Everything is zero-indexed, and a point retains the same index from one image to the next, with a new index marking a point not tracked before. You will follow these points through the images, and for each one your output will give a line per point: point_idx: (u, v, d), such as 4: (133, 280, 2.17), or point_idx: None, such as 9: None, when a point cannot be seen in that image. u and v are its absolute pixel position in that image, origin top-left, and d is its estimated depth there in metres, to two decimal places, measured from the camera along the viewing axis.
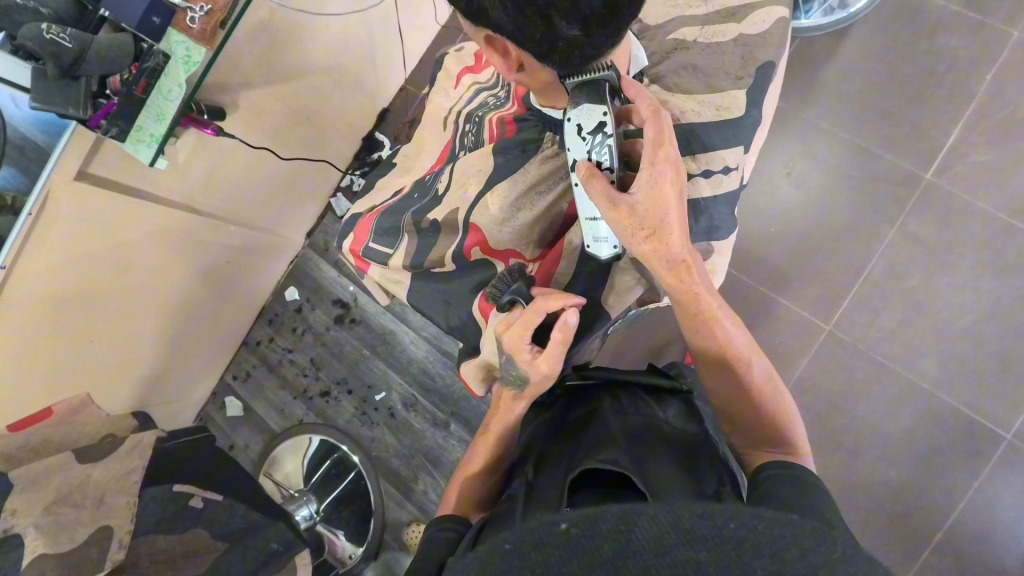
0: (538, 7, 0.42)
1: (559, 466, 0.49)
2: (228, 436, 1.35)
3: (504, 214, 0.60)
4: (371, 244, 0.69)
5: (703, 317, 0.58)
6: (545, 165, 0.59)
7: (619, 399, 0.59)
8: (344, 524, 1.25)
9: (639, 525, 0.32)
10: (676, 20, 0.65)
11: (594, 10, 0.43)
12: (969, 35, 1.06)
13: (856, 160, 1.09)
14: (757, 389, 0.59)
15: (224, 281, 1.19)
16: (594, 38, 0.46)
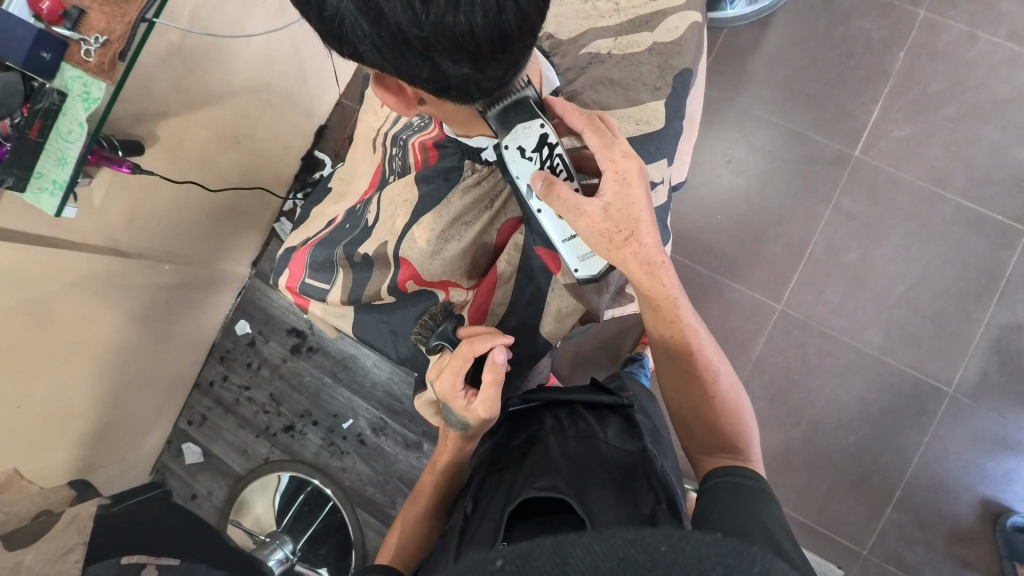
0: (418, 48, 0.40)
1: (497, 497, 0.49)
2: (188, 486, 1.27)
3: (433, 247, 0.57)
4: (308, 280, 0.66)
5: (676, 322, 0.59)
6: (467, 196, 0.57)
7: (561, 418, 0.59)
8: (324, 560, 1.19)
9: (573, 556, 0.29)
10: (589, 33, 0.65)
11: (481, 46, 0.40)
12: (879, 17, 1.12)
13: (792, 143, 1.13)
14: (715, 395, 0.61)
15: (162, 322, 1.11)
16: (487, 72, 0.43)
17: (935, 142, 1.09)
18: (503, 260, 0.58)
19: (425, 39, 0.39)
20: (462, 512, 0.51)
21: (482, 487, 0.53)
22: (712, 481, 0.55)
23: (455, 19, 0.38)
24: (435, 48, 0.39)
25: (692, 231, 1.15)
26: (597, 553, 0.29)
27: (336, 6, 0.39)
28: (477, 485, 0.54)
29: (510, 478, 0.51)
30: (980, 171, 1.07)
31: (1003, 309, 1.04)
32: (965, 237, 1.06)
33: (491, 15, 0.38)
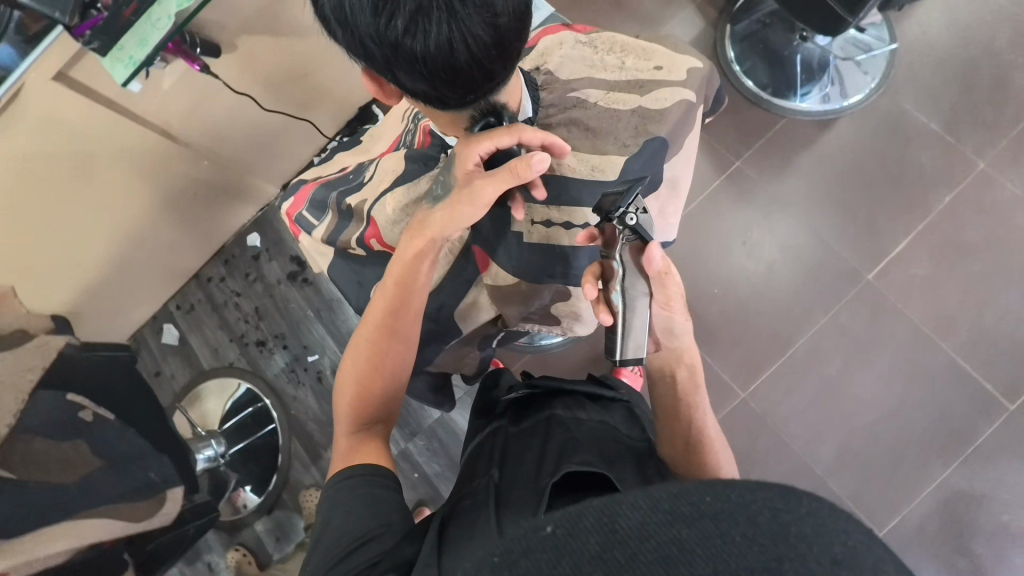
0: (383, 61, 0.48)
1: (528, 473, 0.48)
2: (156, 362, 1.36)
3: (395, 216, 0.64)
4: (303, 212, 0.72)
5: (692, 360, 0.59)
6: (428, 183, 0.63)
7: (570, 405, 0.60)
8: (248, 474, 1.26)
9: (624, 516, 0.28)
10: (584, 81, 0.69)
11: (433, 72, 0.47)
12: (937, 154, 1.13)
13: (814, 244, 1.14)
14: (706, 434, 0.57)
15: (186, 210, 1.20)
16: (441, 92, 0.50)
17: (952, 290, 1.08)
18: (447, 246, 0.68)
19: (386, 56, 0.47)
20: (489, 480, 0.49)
21: (506, 458, 0.53)
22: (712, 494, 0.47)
23: (410, 48, 0.45)
24: (395, 64, 0.47)
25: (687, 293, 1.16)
26: (643, 506, 0.28)
27: (328, 15, 0.47)
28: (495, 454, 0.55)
29: (537, 455, 0.51)
30: (985, 333, 1.05)
31: (961, 474, 1.02)
32: (947, 392, 1.05)
33: (441, 52, 0.45)
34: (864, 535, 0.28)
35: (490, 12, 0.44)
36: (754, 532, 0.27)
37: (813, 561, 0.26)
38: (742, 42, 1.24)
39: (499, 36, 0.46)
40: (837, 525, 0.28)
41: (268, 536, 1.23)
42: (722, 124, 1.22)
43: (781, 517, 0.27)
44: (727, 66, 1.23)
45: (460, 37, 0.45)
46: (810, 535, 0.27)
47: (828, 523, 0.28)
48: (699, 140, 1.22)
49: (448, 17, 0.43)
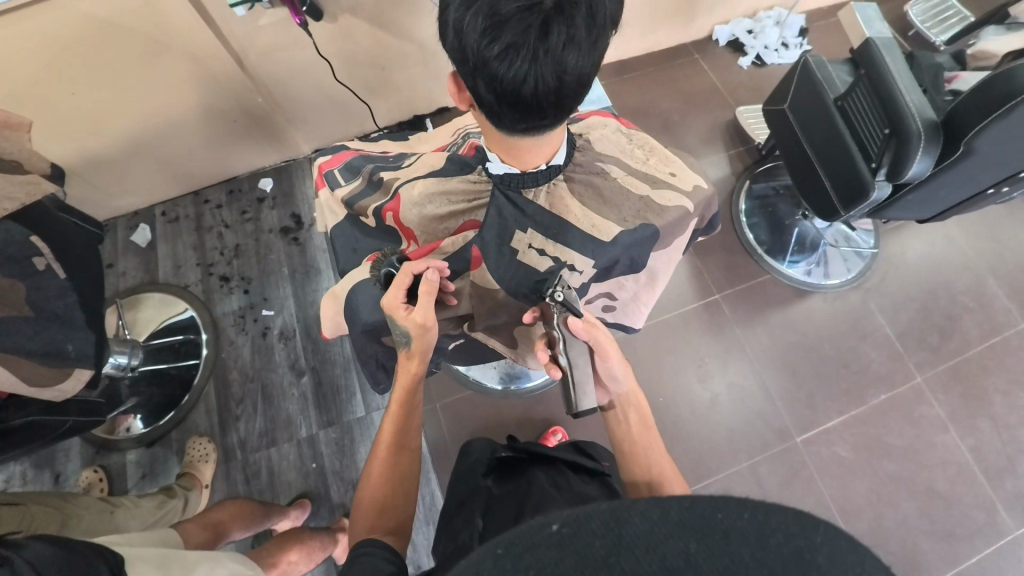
0: (469, 62, 0.46)
1: (508, 533, 0.52)
2: (115, 255, 1.32)
3: (417, 199, 0.63)
4: (334, 170, 0.72)
5: (646, 425, 0.59)
6: (465, 183, 0.63)
7: (552, 476, 0.65)
8: (148, 398, 1.19)
9: (630, 523, 0.24)
10: (612, 157, 0.64)
11: (510, 96, 0.46)
12: (884, 357, 1.25)
13: (760, 393, 1.22)
14: (663, 473, 0.54)
15: (220, 131, 1.23)
16: (508, 117, 0.49)
17: (863, 481, 1.14)
18: (449, 241, 0.62)
19: (475, 61, 0.45)
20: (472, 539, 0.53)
21: (490, 523, 0.57)
22: None
23: (482, 64, 0.45)
24: (478, 71, 0.46)
25: None
26: (652, 517, 0.24)
27: None
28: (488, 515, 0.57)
29: (516, 517, 0.55)
30: (882, 532, 1.11)
31: None
32: None
33: (524, 86, 0.45)
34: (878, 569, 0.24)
35: (564, 67, 0.45)
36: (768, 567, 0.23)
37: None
38: (755, 200, 1.40)
39: (562, 92, 0.47)
40: (857, 558, 0.24)
41: (134, 469, 1.14)
42: (718, 260, 1.34)
43: (795, 541, 0.24)
44: (736, 214, 1.38)
45: (529, 77, 0.45)
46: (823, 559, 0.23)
47: (846, 555, 0.24)
48: (693, 264, 1.33)
49: (528, 56, 0.43)
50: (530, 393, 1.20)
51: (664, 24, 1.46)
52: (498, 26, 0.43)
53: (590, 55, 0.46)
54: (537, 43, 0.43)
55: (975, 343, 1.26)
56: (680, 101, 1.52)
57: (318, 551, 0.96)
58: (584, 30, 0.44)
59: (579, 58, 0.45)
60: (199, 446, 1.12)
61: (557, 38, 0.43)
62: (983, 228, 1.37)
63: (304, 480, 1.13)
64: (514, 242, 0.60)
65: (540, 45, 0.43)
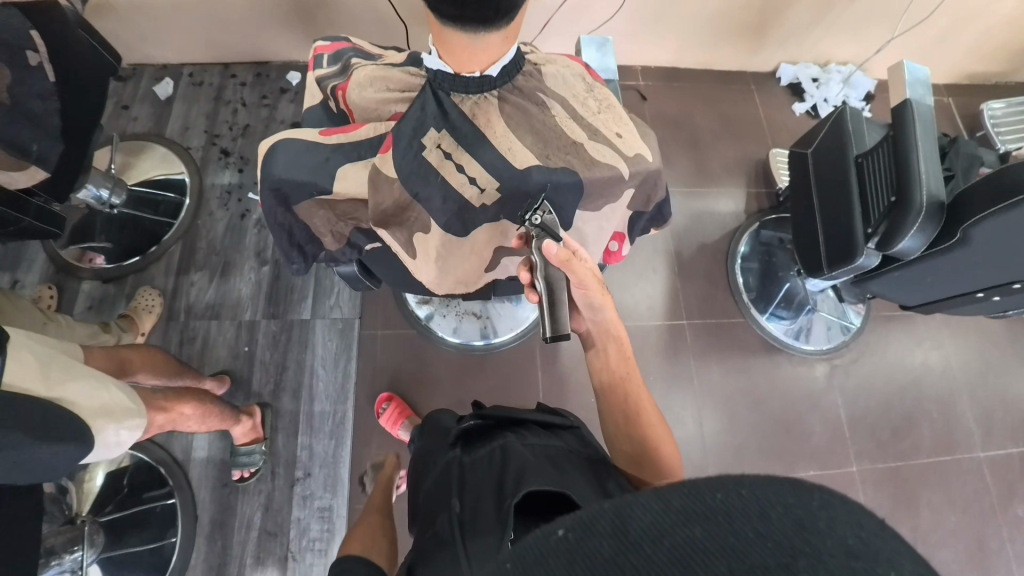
0: None
1: (487, 501, 0.50)
2: (133, 99, 1.36)
3: (364, 81, 0.60)
4: (322, 53, 0.71)
5: (626, 361, 0.68)
6: (403, 74, 0.60)
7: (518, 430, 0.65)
8: (117, 239, 1.23)
9: (634, 516, 0.27)
10: (558, 96, 0.60)
11: None
12: (829, 436, 1.21)
13: (692, 428, 1.20)
14: (643, 409, 0.63)
15: (261, 12, 1.24)
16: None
17: None
18: (371, 126, 0.56)
19: None
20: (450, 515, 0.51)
21: (466, 487, 0.55)
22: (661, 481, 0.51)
23: None
24: None
25: (573, 384, 1.19)
26: (653, 508, 0.27)
27: None
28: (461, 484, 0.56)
29: (496, 476, 0.54)
30: None
31: None
32: None
33: None
34: (875, 524, 0.27)
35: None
36: (770, 543, 0.25)
37: (825, 553, 0.25)
38: (757, 244, 1.36)
39: None
40: (851, 518, 0.26)
41: (84, 299, 1.19)
42: (699, 290, 1.31)
43: (792, 508, 0.26)
44: (733, 252, 1.35)
45: None
46: (827, 531, 0.26)
47: (839, 512, 0.27)
48: (673, 287, 1.31)
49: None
50: (470, 352, 1.20)
51: (727, 44, 1.41)
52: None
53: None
54: None
55: (925, 454, 1.22)
56: (719, 126, 1.48)
57: (215, 419, 0.96)
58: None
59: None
60: (148, 296, 1.16)
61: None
62: (977, 346, 1.31)
63: (232, 359, 1.16)
64: (423, 137, 0.55)
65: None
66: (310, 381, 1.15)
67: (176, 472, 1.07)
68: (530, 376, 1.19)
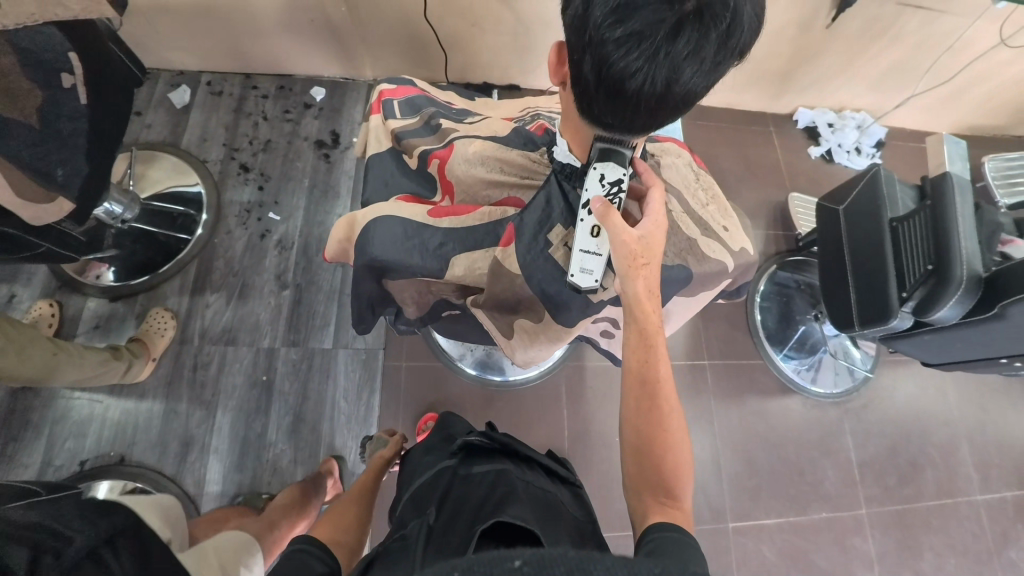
0: (587, 34, 0.43)
1: (461, 520, 0.55)
2: (147, 105, 1.29)
3: (470, 157, 0.62)
4: (393, 101, 0.69)
5: (652, 347, 0.57)
6: (523, 158, 0.62)
7: (519, 467, 0.68)
8: (128, 255, 1.17)
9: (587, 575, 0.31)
10: (675, 189, 0.66)
11: (612, 83, 0.44)
12: (839, 478, 1.25)
13: (710, 468, 1.21)
14: (666, 413, 0.56)
15: (293, 28, 1.19)
16: (601, 105, 0.47)
17: None
18: (485, 213, 0.60)
19: (593, 35, 0.43)
20: (422, 520, 0.55)
21: (448, 500, 0.60)
22: (649, 533, 0.48)
23: (598, 42, 0.43)
24: (592, 47, 0.43)
25: (597, 422, 1.19)
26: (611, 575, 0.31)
27: None
28: (441, 499, 0.60)
29: (479, 500, 0.58)
30: None
31: None
32: None
33: (629, 77, 0.43)
34: None
35: (677, 77, 0.44)
36: None
37: None
38: (774, 286, 1.40)
39: (666, 99, 0.45)
40: None
41: (90, 318, 1.12)
42: (719, 329, 1.34)
43: None
44: (752, 292, 1.37)
45: (640, 73, 0.43)
46: None
47: None
48: (695, 325, 1.32)
49: (649, 51, 0.42)
50: (497, 386, 1.18)
51: (753, 88, 1.44)
52: (631, 10, 0.41)
53: (705, 77, 0.45)
54: (661, 42, 0.42)
55: (928, 498, 1.26)
56: (740, 167, 1.51)
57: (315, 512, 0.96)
58: (712, 51, 0.43)
59: (695, 75, 0.44)
60: (160, 318, 1.10)
61: (683, 46, 0.42)
62: (975, 393, 1.37)
63: (248, 388, 1.11)
64: (550, 234, 0.59)
65: (665, 45, 0.42)
66: (332, 412, 1.12)
67: (188, 509, 1.01)
68: (556, 413, 1.18)
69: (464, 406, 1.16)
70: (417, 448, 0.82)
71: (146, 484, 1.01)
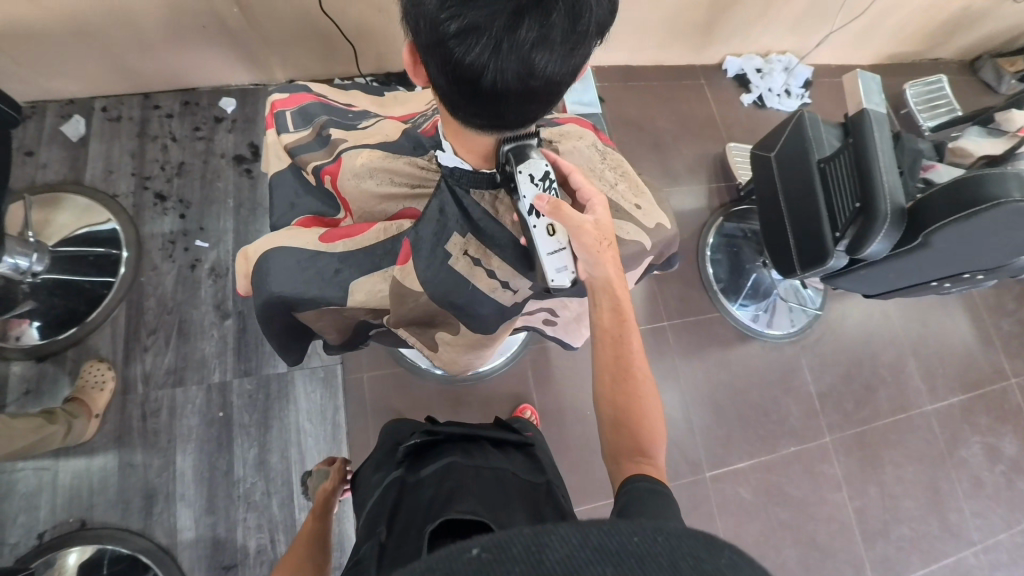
0: (429, 35, 0.41)
1: (412, 526, 0.54)
2: (37, 143, 1.18)
3: (358, 171, 0.60)
4: (285, 112, 0.67)
5: (624, 324, 0.59)
6: (411, 166, 0.60)
7: (469, 452, 0.68)
8: (48, 310, 1.08)
9: (550, 550, 0.30)
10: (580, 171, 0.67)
11: (467, 82, 0.43)
12: (802, 412, 1.31)
13: (682, 424, 1.24)
14: (637, 380, 0.57)
15: (185, 37, 1.10)
16: (464, 104, 0.46)
17: (755, 522, 1.19)
18: (380, 228, 0.59)
19: (433, 34, 0.41)
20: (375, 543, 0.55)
21: (397, 514, 0.59)
22: (635, 487, 0.48)
23: (439, 41, 0.41)
24: (435, 47, 0.42)
25: (567, 401, 1.20)
26: (572, 543, 0.30)
27: None
28: (391, 512, 0.60)
29: (427, 501, 0.57)
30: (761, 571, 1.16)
31: None
32: None
33: (479, 73, 0.42)
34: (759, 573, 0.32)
35: (531, 68, 0.42)
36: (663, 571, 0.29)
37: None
38: (723, 237, 1.42)
39: (527, 92, 0.44)
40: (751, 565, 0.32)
41: (17, 383, 1.04)
42: (673, 288, 1.35)
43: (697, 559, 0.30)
44: (702, 247, 1.40)
45: (489, 69, 0.41)
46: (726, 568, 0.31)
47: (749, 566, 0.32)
48: (651, 289, 1.34)
49: (491, 45, 0.40)
50: (463, 381, 1.17)
51: (679, 43, 1.42)
52: (461, 5, 0.39)
53: (564, 62, 0.43)
54: (502, 34, 0.40)
55: (883, 416, 1.34)
56: (675, 123, 1.50)
57: None
58: (561, 33, 0.41)
59: (550, 62, 0.42)
60: (96, 370, 1.04)
61: (527, 34, 0.40)
62: (917, 311, 1.44)
63: (206, 427, 1.07)
64: (447, 245, 0.59)
65: (506, 36, 0.40)
66: (298, 437, 1.09)
67: (163, 559, 0.98)
68: (526, 398, 1.19)
69: (433, 406, 1.15)
70: (366, 465, 0.79)
71: (114, 543, 0.97)
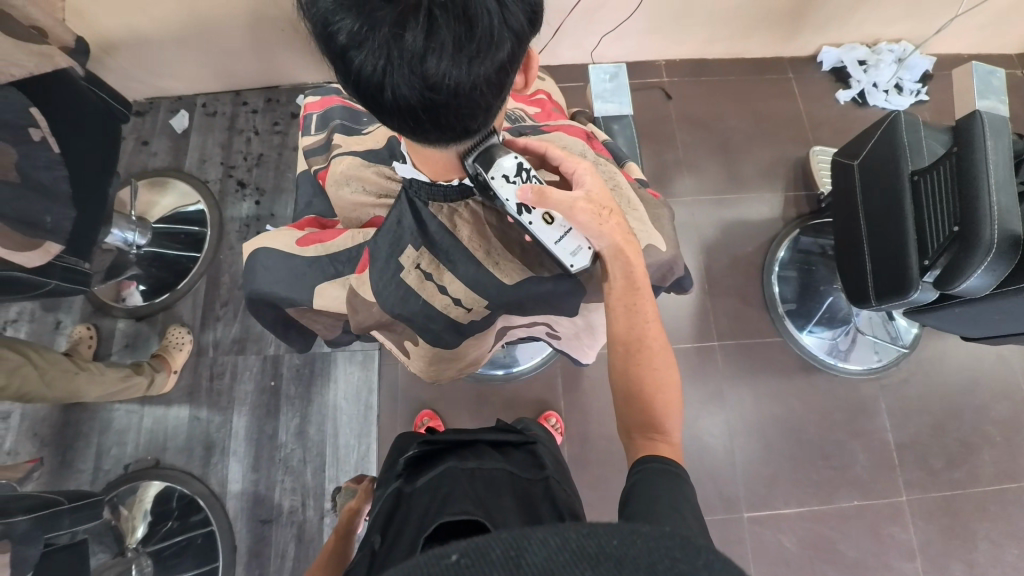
0: (331, 49, 0.42)
1: (407, 531, 0.55)
2: (151, 134, 1.37)
3: (340, 176, 0.68)
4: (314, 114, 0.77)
5: (639, 292, 0.56)
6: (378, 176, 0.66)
7: (466, 456, 0.68)
8: (147, 277, 1.27)
9: (529, 552, 0.27)
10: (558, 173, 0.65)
11: (372, 92, 0.43)
12: (873, 461, 1.13)
13: (721, 454, 1.13)
14: (654, 355, 0.56)
15: (268, 40, 1.20)
16: (381, 115, 0.46)
17: None
18: (348, 236, 0.64)
19: (332, 46, 0.42)
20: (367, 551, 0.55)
21: (392, 521, 0.60)
22: (648, 467, 0.49)
23: (339, 52, 0.42)
24: (338, 59, 0.42)
25: (595, 413, 1.15)
26: (552, 544, 0.28)
27: None
28: (385, 518, 0.60)
29: (424, 506, 0.58)
30: None
31: None
32: None
33: (376, 81, 0.41)
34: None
35: (427, 73, 0.40)
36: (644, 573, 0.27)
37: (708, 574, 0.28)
38: (796, 253, 1.26)
39: (430, 100, 0.42)
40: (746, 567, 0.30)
41: (121, 337, 1.24)
42: (727, 305, 1.24)
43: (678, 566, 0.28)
44: (769, 262, 1.25)
45: (385, 77, 0.41)
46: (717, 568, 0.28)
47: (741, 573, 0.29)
48: (700, 304, 1.23)
49: (382, 51, 0.39)
50: (489, 379, 1.17)
51: (762, 33, 1.28)
52: (349, 13, 0.39)
53: (465, 67, 0.41)
54: (390, 39, 0.39)
55: (984, 482, 1.11)
56: (749, 122, 1.36)
57: None
58: (452, 41, 0.39)
59: (445, 66, 0.40)
60: (177, 333, 1.19)
61: (415, 38, 0.39)
62: None
63: (259, 394, 1.19)
64: (401, 257, 0.61)
65: (393, 44, 0.39)
66: (333, 413, 1.17)
67: (214, 505, 1.11)
68: (551, 405, 1.16)
69: (458, 400, 1.17)
70: None
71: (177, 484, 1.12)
